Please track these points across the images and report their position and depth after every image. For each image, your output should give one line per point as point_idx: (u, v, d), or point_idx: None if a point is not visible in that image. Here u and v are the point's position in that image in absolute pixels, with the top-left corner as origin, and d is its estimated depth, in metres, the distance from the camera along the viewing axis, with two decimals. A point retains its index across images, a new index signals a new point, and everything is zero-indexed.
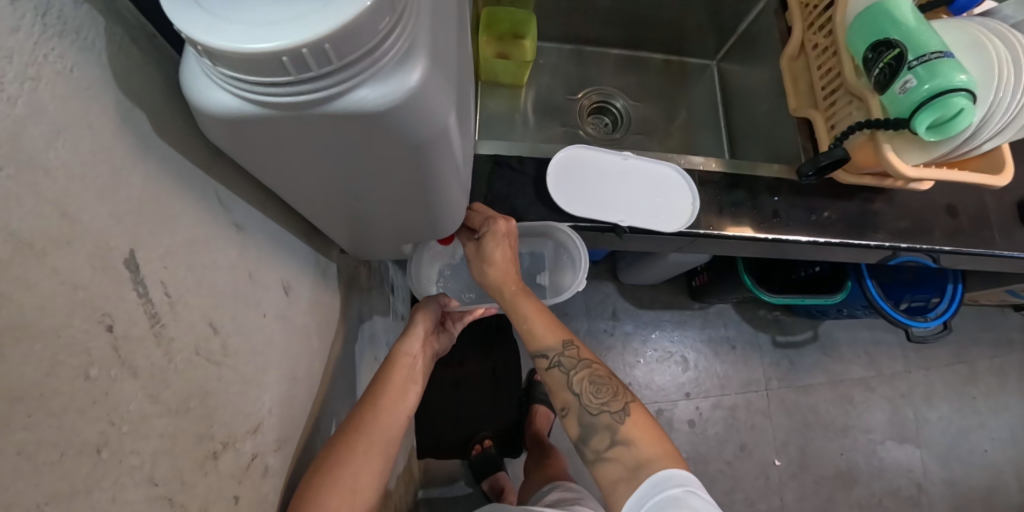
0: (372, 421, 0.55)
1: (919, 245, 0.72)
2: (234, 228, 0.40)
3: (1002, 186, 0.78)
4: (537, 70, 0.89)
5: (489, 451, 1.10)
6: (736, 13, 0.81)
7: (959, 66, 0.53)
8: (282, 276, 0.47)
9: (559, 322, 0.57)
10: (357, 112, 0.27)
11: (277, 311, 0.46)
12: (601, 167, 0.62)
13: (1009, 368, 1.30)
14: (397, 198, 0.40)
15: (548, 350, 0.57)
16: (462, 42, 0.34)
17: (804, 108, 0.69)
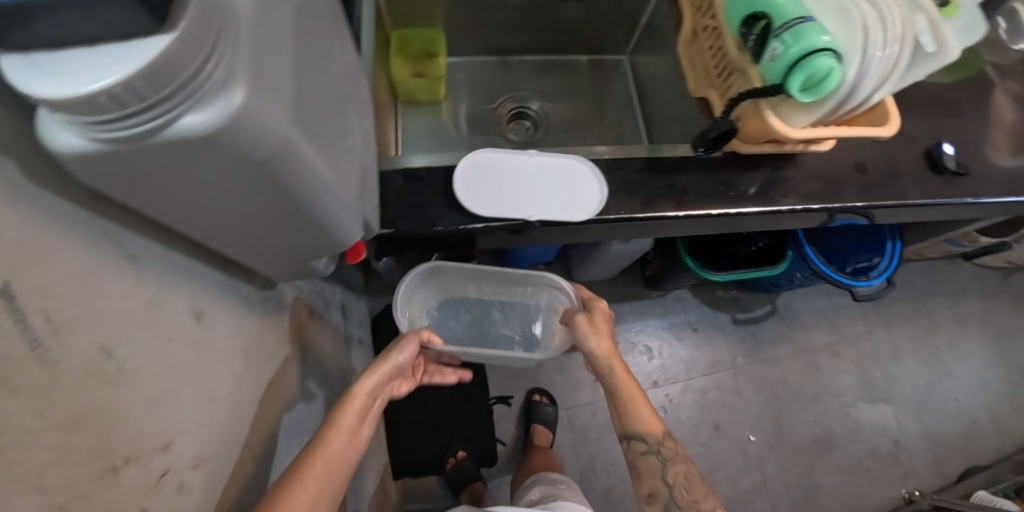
0: (320, 463, 0.56)
1: (829, 205, 0.74)
2: (125, 260, 0.41)
3: (907, 140, 0.82)
4: (456, 84, 0.91)
5: (463, 462, 1.08)
6: (635, 7, 0.85)
7: (822, 29, 0.55)
8: (191, 304, 0.49)
9: (657, 418, 0.69)
10: (191, 137, 0.30)
11: (186, 336, 0.48)
12: (507, 167, 0.65)
13: (967, 315, 1.34)
14: (278, 215, 0.43)
15: (649, 437, 0.69)
16: (304, 62, 0.37)
17: (701, 89, 0.72)
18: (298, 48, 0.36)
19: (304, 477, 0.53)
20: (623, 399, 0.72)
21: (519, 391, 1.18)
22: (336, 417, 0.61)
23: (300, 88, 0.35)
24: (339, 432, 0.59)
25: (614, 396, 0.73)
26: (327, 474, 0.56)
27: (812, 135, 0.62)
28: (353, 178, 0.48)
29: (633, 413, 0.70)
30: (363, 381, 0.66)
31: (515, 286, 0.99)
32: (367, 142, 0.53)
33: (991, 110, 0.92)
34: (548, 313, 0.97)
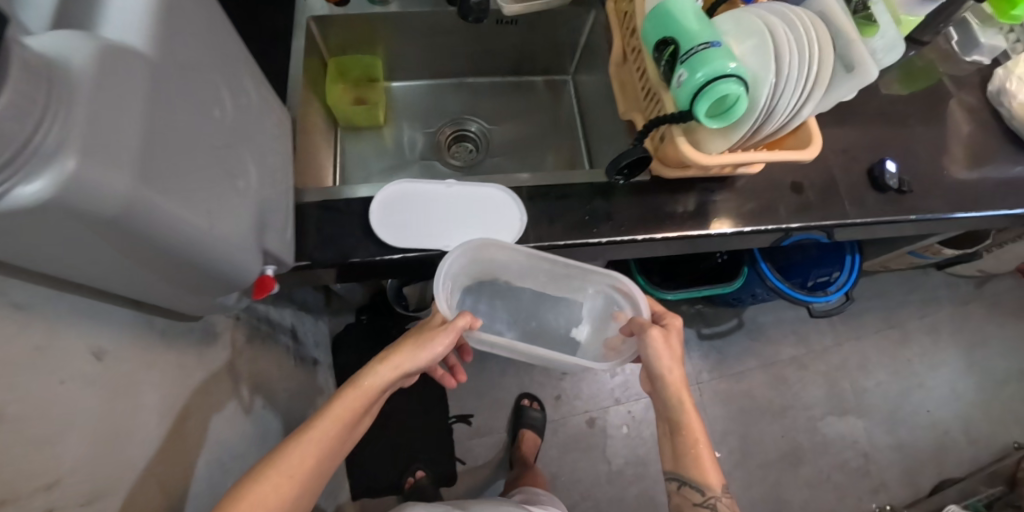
0: (303, 461, 0.56)
1: (756, 228, 0.73)
2: (8, 308, 0.41)
3: (847, 158, 0.81)
4: (399, 107, 0.91)
5: (421, 482, 1.07)
6: (572, 29, 0.85)
7: (728, 55, 0.54)
8: (90, 344, 0.50)
9: (716, 468, 0.65)
10: (27, 208, 0.30)
11: (81, 378, 0.48)
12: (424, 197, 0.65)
13: (939, 325, 1.33)
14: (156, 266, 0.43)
15: (707, 489, 0.64)
16: (163, 117, 0.37)
17: (630, 111, 0.71)
18: (156, 105, 0.37)
19: (290, 475, 0.54)
20: (686, 439, 0.66)
21: (480, 408, 1.18)
22: (336, 410, 0.58)
23: (153, 146, 0.36)
24: (334, 427, 0.58)
25: (677, 433, 0.66)
26: (309, 473, 0.56)
27: (725, 162, 0.60)
28: (246, 221, 0.48)
29: (693, 457, 0.65)
30: (379, 371, 0.60)
31: (570, 285, 0.79)
32: (269, 181, 0.54)
33: (943, 122, 0.91)
34: (603, 317, 0.79)
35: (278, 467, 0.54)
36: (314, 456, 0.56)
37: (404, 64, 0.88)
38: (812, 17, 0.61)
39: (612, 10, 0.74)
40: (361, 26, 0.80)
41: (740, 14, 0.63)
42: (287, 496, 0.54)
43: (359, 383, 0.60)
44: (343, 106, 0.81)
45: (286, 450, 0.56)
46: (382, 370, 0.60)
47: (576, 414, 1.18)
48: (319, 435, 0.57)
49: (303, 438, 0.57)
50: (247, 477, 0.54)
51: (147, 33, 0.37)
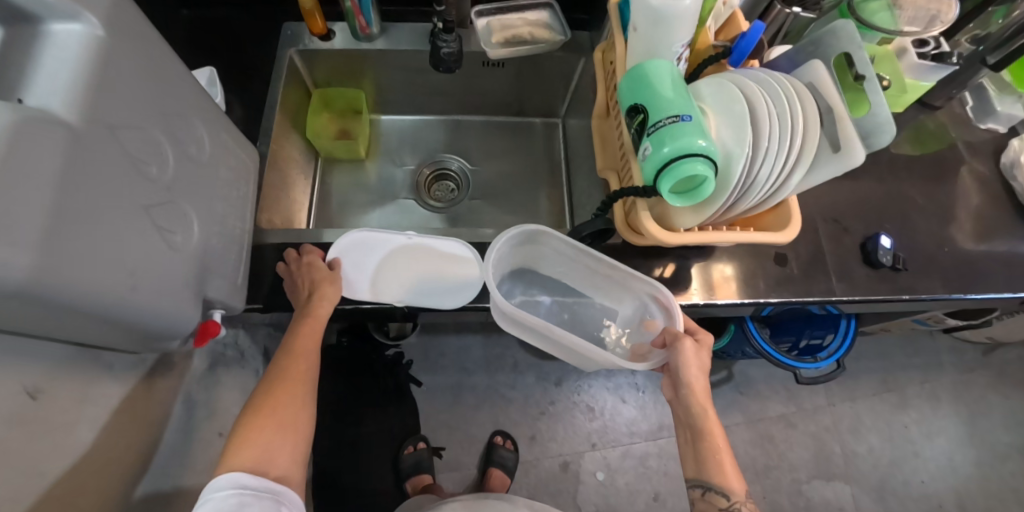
0: (292, 377, 0.58)
1: (737, 302, 0.71)
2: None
3: (839, 228, 0.78)
4: (384, 140, 0.90)
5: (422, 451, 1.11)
6: (563, 75, 0.83)
7: (698, 131, 0.51)
8: (27, 383, 0.48)
9: (739, 473, 0.64)
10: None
11: (10, 417, 0.46)
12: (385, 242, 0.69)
13: (941, 391, 1.27)
14: (75, 328, 0.42)
15: (732, 495, 0.62)
16: (80, 183, 0.38)
17: (606, 168, 0.68)
18: (72, 172, 0.37)
19: (288, 392, 0.57)
20: (710, 446, 0.64)
21: (451, 442, 1.16)
22: (292, 352, 0.60)
23: (65, 209, 0.36)
24: (305, 347, 0.60)
25: (700, 440, 0.65)
26: (302, 387, 0.59)
27: (688, 240, 0.57)
28: (181, 273, 0.49)
29: (715, 462, 0.64)
30: (319, 302, 0.61)
31: (609, 284, 0.72)
32: (214, 230, 0.55)
33: (951, 190, 0.86)
34: (634, 324, 0.73)
35: (270, 389, 0.57)
36: (299, 372, 0.59)
37: (391, 99, 0.87)
38: (800, 89, 0.57)
39: (598, 59, 0.71)
40: (345, 58, 0.79)
41: (721, 81, 0.60)
42: (295, 409, 0.57)
43: (309, 313, 0.60)
44: (323, 139, 0.81)
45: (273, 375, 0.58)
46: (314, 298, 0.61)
47: (550, 457, 1.16)
48: (295, 352, 0.59)
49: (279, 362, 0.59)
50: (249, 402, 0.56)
51: (73, 99, 0.38)
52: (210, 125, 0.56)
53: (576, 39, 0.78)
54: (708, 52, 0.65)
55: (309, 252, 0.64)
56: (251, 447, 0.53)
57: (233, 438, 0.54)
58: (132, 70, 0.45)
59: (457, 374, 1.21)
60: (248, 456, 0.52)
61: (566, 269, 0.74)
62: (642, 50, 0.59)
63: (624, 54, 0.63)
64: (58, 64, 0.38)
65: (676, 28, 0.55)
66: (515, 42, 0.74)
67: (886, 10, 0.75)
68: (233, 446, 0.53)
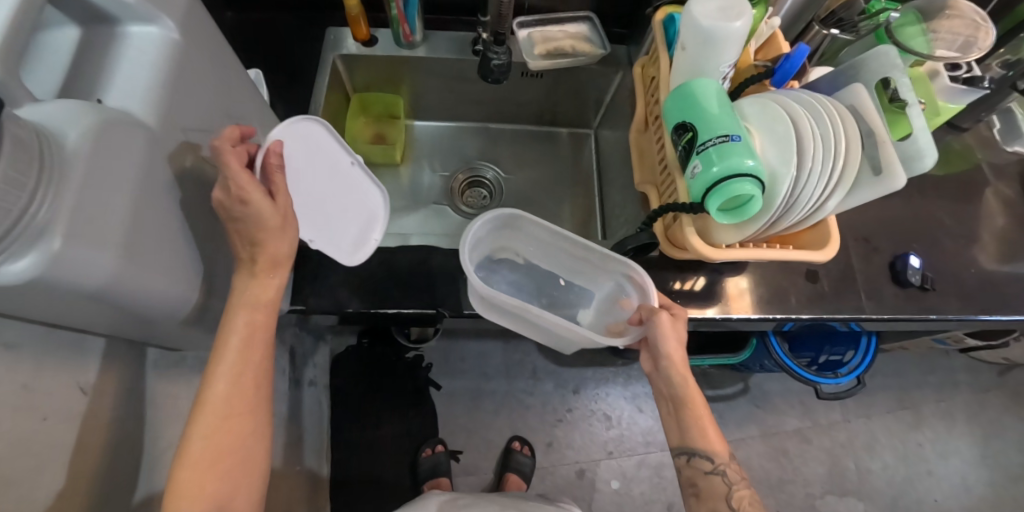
0: (238, 395, 0.48)
1: (749, 317, 0.71)
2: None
3: (869, 247, 0.79)
4: (418, 146, 0.91)
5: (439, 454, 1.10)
6: (599, 87, 0.84)
7: (746, 151, 0.52)
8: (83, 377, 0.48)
9: (722, 436, 0.61)
10: (11, 284, 0.30)
11: (66, 413, 0.46)
12: (315, 156, 0.58)
13: (956, 411, 1.27)
14: (133, 326, 0.43)
15: (715, 457, 0.60)
16: (152, 185, 0.39)
17: (645, 181, 0.69)
18: (146, 174, 0.38)
19: (238, 417, 0.48)
20: (692, 413, 0.61)
21: (468, 446, 1.17)
22: (234, 362, 0.47)
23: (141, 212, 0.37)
24: (252, 357, 0.49)
25: (682, 409, 0.62)
26: (256, 402, 0.50)
27: (731, 257, 0.59)
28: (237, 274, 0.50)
29: (698, 429, 0.61)
30: (256, 283, 0.48)
31: (587, 268, 0.72)
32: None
33: (981, 213, 0.87)
34: (611, 305, 0.71)
35: (211, 416, 0.47)
36: (249, 390, 0.48)
37: (427, 105, 0.88)
38: (841, 110, 0.58)
39: (638, 75, 0.73)
40: (387, 65, 0.80)
41: (765, 102, 0.61)
42: (247, 431, 0.49)
43: (250, 301, 0.48)
44: (360, 144, 0.83)
45: (211, 400, 0.47)
46: (264, 272, 0.49)
47: (566, 464, 1.17)
48: (237, 365, 0.47)
49: (215, 379, 0.47)
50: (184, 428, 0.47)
51: (150, 101, 0.39)
52: (265, 128, 0.57)
53: (615, 53, 0.80)
54: (751, 71, 0.67)
55: (246, 181, 0.44)
56: (201, 489, 0.46)
57: (174, 474, 0.46)
58: (201, 74, 0.45)
59: (477, 379, 1.22)
60: (200, 499, 0.45)
61: (545, 255, 0.74)
62: (688, 68, 0.60)
63: (669, 72, 0.64)
64: (133, 65, 0.39)
65: (725, 48, 0.56)
66: (556, 53, 0.77)
67: (921, 36, 0.76)
68: (173, 487, 0.45)
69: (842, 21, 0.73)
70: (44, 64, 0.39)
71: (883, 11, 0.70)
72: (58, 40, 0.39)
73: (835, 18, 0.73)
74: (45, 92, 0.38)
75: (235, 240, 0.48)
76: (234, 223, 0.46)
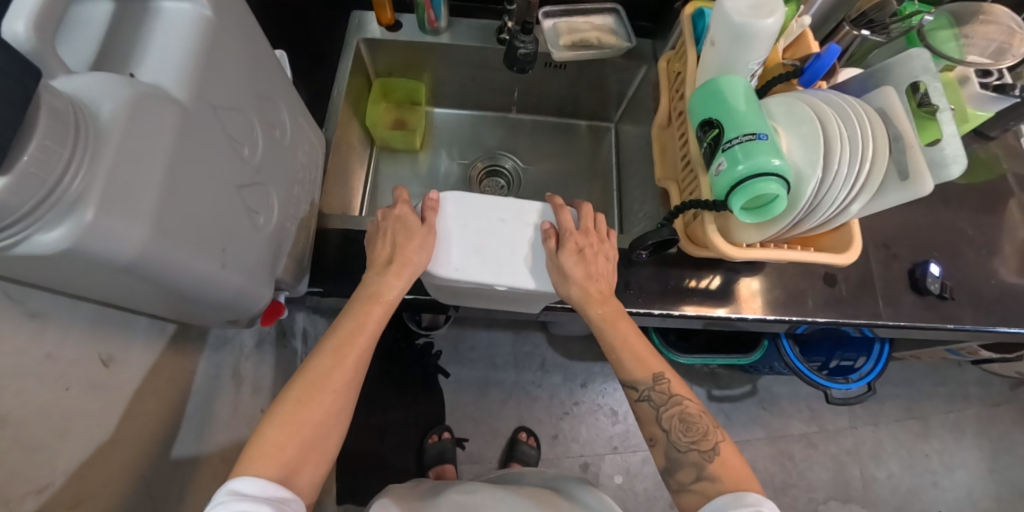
0: (336, 373, 0.50)
1: (762, 317, 0.71)
2: (24, 318, 0.39)
3: (890, 254, 0.78)
4: (436, 133, 0.91)
5: (445, 441, 1.11)
6: (621, 80, 0.84)
7: (774, 150, 0.51)
8: (105, 349, 0.48)
9: (656, 355, 0.57)
10: (46, 253, 0.31)
11: (86, 383, 0.46)
12: (507, 238, 0.57)
13: (966, 423, 1.26)
14: (161, 302, 0.43)
15: (637, 383, 0.57)
16: (187, 161, 0.38)
17: (666, 178, 0.69)
18: (183, 147, 0.38)
19: (327, 393, 0.49)
20: (612, 340, 0.58)
21: (474, 434, 1.18)
22: (356, 323, 0.52)
23: (176, 187, 0.37)
24: (360, 340, 0.51)
25: (601, 340, 0.59)
26: (350, 385, 0.51)
27: (751, 256, 0.59)
28: (260, 253, 0.50)
29: (625, 355, 0.57)
30: (391, 281, 0.54)
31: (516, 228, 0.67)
32: (289, 213, 0.57)
33: (1004, 224, 0.85)
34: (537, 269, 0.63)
35: (305, 388, 0.49)
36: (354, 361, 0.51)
37: (448, 92, 0.88)
38: (869, 112, 0.57)
39: (664, 70, 0.72)
40: (411, 50, 0.79)
41: (792, 101, 0.60)
42: (329, 412, 0.49)
43: (372, 295, 0.54)
44: (380, 128, 0.83)
45: (312, 370, 0.49)
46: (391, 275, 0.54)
47: (570, 456, 1.18)
48: (350, 340, 0.51)
49: (328, 352, 0.51)
50: (276, 399, 0.49)
51: (184, 77, 0.39)
52: (292, 112, 0.58)
53: (640, 46, 0.79)
54: (779, 70, 0.66)
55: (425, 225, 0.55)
56: (277, 452, 0.46)
57: (258, 432, 0.47)
58: (233, 50, 0.45)
59: (486, 368, 1.23)
60: (270, 465, 0.45)
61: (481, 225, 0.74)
62: (716, 64, 0.59)
63: (695, 68, 0.64)
64: (170, 41, 0.39)
65: (755, 46, 0.55)
66: (580, 45, 0.76)
67: (954, 40, 0.75)
68: (255, 444, 0.46)
69: (873, 23, 0.72)
70: (72, 35, 0.38)
71: (916, 14, 0.69)
72: (90, 13, 0.38)
73: (866, 20, 0.72)
74: (79, 62, 0.37)
75: (376, 251, 0.56)
76: (400, 234, 0.55)
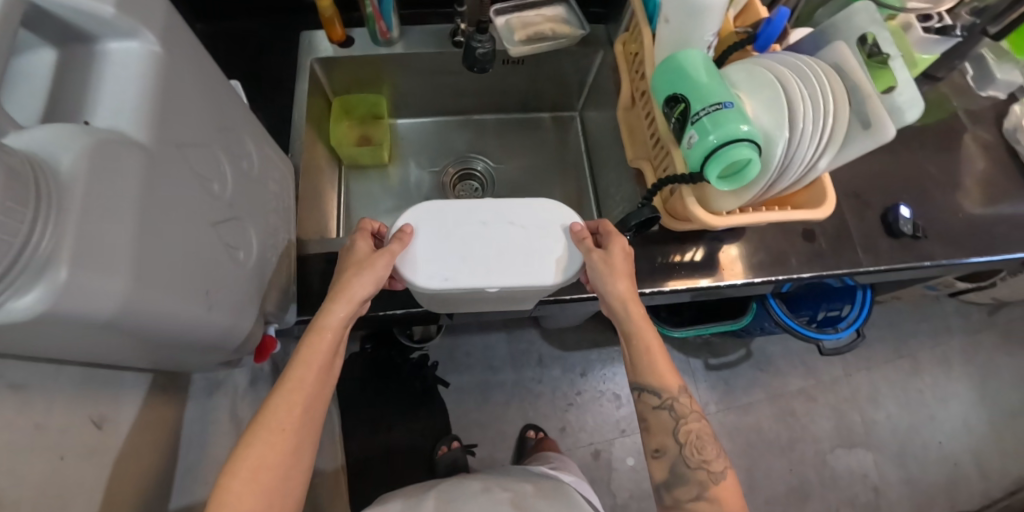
0: (286, 413, 0.49)
1: (749, 282, 0.72)
2: (5, 391, 0.37)
3: (862, 202, 0.80)
4: (403, 144, 0.90)
5: (455, 450, 1.10)
6: (580, 68, 0.84)
7: (740, 116, 0.52)
8: (96, 411, 0.46)
9: (674, 369, 0.58)
10: (22, 319, 0.29)
11: (81, 448, 0.44)
12: (495, 240, 0.56)
13: (952, 355, 1.31)
14: (149, 352, 0.41)
15: (661, 391, 0.58)
16: (157, 201, 0.37)
17: (638, 158, 0.69)
18: (151, 189, 0.36)
19: (280, 433, 0.48)
20: (639, 347, 0.59)
21: (483, 440, 1.18)
22: (302, 356, 0.51)
23: (150, 231, 0.35)
24: (307, 374, 0.50)
25: (629, 344, 0.59)
26: (303, 422, 0.50)
27: (733, 222, 0.60)
28: (244, 288, 0.49)
29: (648, 364, 0.58)
30: (333, 308, 0.52)
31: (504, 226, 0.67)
32: (268, 244, 0.55)
33: (962, 159, 0.89)
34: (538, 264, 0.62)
35: (258, 432, 0.48)
36: (301, 397, 0.50)
37: (408, 101, 0.87)
38: (825, 69, 0.59)
39: (621, 52, 0.73)
40: (366, 64, 0.78)
41: (750, 67, 0.62)
42: (286, 452, 0.48)
43: (317, 327, 0.52)
44: (346, 147, 0.82)
45: (265, 412, 0.49)
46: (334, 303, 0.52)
47: (581, 446, 1.18)
48: (297, 376, 0.50)
49: (277, 391, 0.50)
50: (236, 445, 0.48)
51: (143, 116, 0.37)
52: (256, 141, 0.57)
53: (594, 33, 0.80)
54: (733, 38, 0.67)
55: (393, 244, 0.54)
56: (239, 501, 0.46)
57: (220, 481, 0.46)
58: (190, 84, 0.43)
59: (484, 372, 1.23)
60: None
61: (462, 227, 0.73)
62: (673, 41, 0.60)
63: (652, 45, 0.64)
64: (120, 81, 0.37)
65: (707, 17, 0.56)
66: (535, 38, 0.76)
67: None
68: (217, 494, 0.46)
69: None
70: (18, 89, 0.36)
71: None
72: (31, 61, 0.36)
73: None
74: (27, 118, 0.35)
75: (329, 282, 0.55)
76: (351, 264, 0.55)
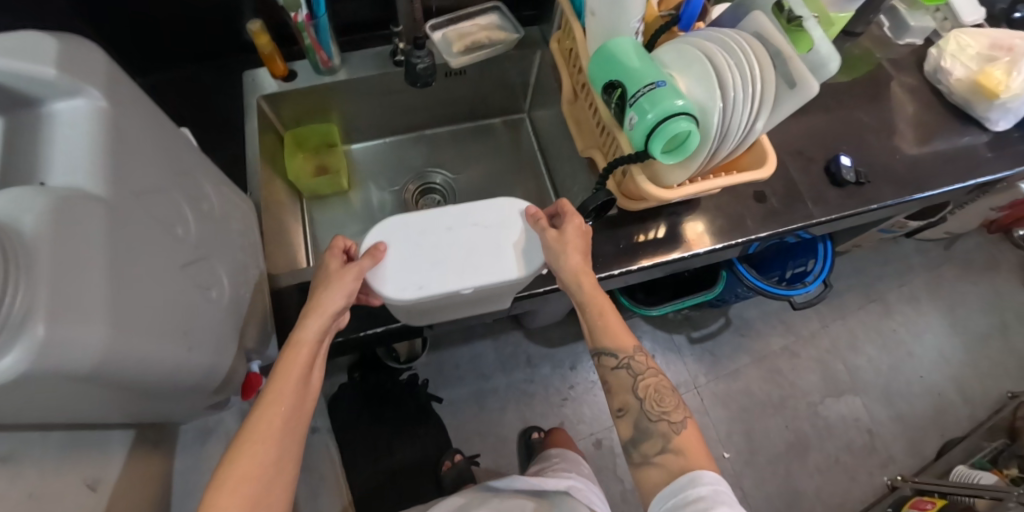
0: (269, 425, 0.49)
1: (711, 249, 0.75)
2: None
3: (805, 159, 0.84)
4: (361, 169, 0.91)
5: (459, 464, 1.09)
6: (522, 70, 0.87)
7: (674, 92, 0.55)
8: (89, 474, 0.46)
9: (627, 330, 0.61)
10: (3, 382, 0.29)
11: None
12: (461, 242, 0.58)
13: (919, 291, 1.37)
14: (132, 402, 0.41)
15: (616, 353, 0.60)
16: (124, 249, 0.37)
17: (588, 147, 0.72)
18: (116, 237, 0.37)
19: (265, 445, 0.48)
20: (593, 314, 0.61)
21: (485, 448, 1.18)
22: (283, 368, 0.51)
23: (120, 279, 0.36)
24: (287, 386, 0.51)
25: (584, 314, 0.62)
26: (286, 432, 0.50)
27: (684, 194, 0.62)
28: (221, 327, 0.49)
29: (603, 328, 0.61)
30: (309, 322, 0.53)
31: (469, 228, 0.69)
32: (240, 281, 0.56)
33: (892, 105, 0.94)
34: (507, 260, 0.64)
35: (243, 447, 0.48)
36: (285, 407, 0.50)
37: (359, 126, 0.88)
38: (746, 38, 0.62)
39: (556, 49, 0.76)
40: (312, 95, 0.79)
41: (678, 46, 0.65)
42: (271, 463, 0.48)
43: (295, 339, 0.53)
44: (304, 179, 0.82)
45: (248, 426, 0.49)
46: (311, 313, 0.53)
47: (583, 438, 1.20)
48: (279, 388, 0.50)
49: (260, 404, 0.50)
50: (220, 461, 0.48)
51: (98, 169, 0.37)
52: (213, 183, 0.57)
53: (529, 35, 0.83)
54: (659, 22, 0.71)
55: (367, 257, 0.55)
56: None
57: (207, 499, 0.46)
58: (140, 134, 0.44)
59: (476, 381, 1.23)
60: None
61: None
62: (602, 31, 0.63)
63: (584, 39, 0.67)
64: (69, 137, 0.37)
65: (629, 5, 0.59)
66: (473, 47, 0.78)
67: None
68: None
69: None
70: None
71: None
72: None
73: None
74: None
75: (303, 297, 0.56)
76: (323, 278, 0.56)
